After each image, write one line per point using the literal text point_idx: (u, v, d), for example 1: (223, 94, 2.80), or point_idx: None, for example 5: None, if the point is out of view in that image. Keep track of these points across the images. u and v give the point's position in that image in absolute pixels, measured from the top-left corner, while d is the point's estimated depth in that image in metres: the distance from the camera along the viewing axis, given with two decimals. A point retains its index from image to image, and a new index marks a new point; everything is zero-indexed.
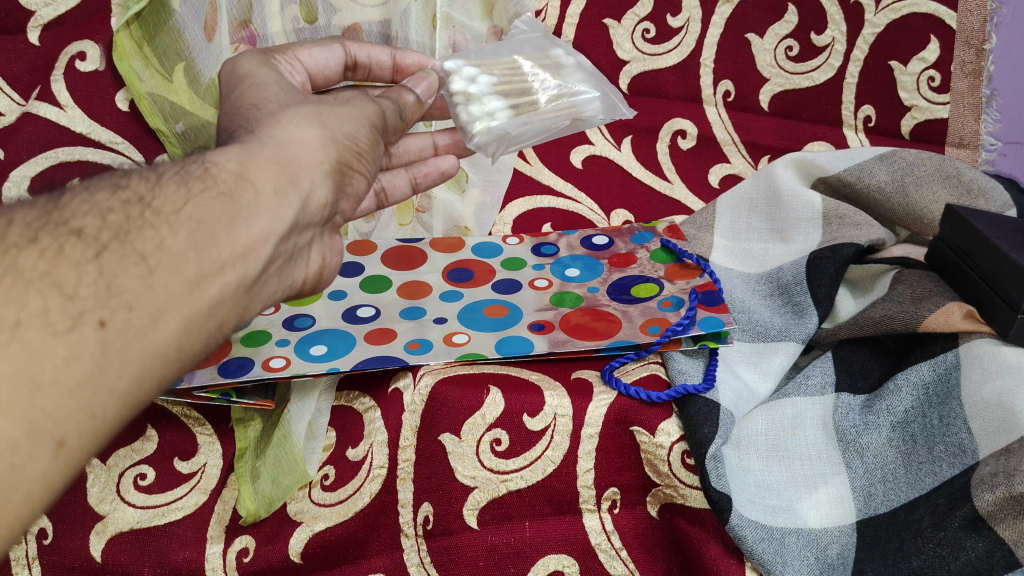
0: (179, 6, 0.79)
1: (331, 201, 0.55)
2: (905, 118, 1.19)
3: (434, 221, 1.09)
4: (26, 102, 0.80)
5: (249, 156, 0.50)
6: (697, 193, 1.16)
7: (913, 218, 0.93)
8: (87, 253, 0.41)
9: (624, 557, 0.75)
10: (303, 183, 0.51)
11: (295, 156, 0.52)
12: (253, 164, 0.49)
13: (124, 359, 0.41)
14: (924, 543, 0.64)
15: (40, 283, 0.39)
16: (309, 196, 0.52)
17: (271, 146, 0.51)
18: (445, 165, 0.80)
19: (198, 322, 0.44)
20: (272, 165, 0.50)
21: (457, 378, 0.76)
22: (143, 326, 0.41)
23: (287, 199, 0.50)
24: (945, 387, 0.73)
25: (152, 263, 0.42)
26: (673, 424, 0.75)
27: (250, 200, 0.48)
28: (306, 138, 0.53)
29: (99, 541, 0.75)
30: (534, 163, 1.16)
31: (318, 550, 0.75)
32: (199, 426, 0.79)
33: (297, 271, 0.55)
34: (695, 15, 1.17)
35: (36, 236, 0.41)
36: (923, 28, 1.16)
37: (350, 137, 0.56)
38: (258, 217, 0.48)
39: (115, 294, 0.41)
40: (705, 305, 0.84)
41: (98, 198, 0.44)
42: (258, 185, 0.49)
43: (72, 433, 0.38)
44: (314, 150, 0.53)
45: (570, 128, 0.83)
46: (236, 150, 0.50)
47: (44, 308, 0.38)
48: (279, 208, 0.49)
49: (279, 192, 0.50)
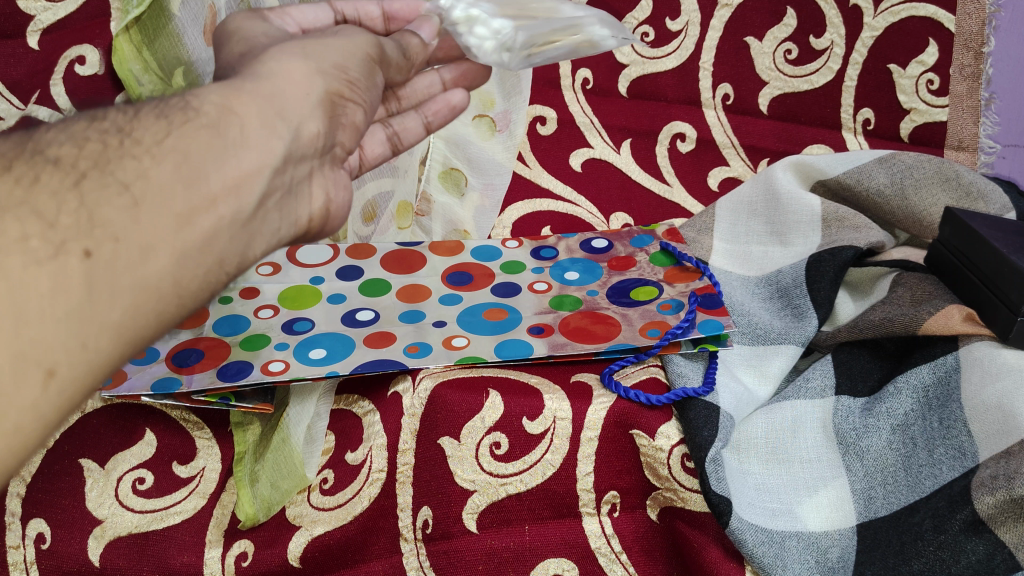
0: (179, 10, 0.79)
1: (329, 137, 0.54)
2: (905, 122, 1.18)
3: (434, 225, 1.11)
4: (25, 106, 0.80)
5: (231, 91, 0.49)
6: (697, 197, 1.16)
7: (912, 220, 0.92)
8: (66, 181, 0.41)
9: (624, 561, 0.74)
10: (291, 115, 0.50)
11: (282, 89, 0.50)
12: (236, 97, 0.48)
13: (113, 288, 0.41)
14: (924, 547, 0.64)
15: (18, 209, 0.39)
16: (300, 128, 0.51)
17: (255, 82, 0.50)
18: (455, 99, 0.74)
19: (193, 257, 0.45)
20: (257, 99, 0.49)
21: (457, 382, 0.76)
22: (132, 256, 0.42)
23: (274, 131, 0.49)
24: (945, 390, 0.73)
25: (136, 193, 0.42)
26: (673, 428, 0.74)
27: (236, 134, 0.47)
28: (291, 72, 0.52)
29: (97, 545, 0.74)
30: (534, 167, 1.17)
31: (317, 554, 0.74)
32: (199, 430, 0.80)
33: (301, 206, 0.54)
34: (695, 19, 1.18)
35: (11, 165, 0.41)
36: (922, 31, 1.15)
37: (341, 68, 0.54)
38: (247, 150, 0.47)
39: (98, 223, 0.41)
40: (705, 308, 0.84)
41: (75, 129, 0.45)
42: (244, 118, 0.48)
43: (63, 362, 0.39)
44: (299, 83, 0.51)
45: (579, 51, 0.74)
46: (218, 85, 0.49)
47: (24, 234, 0.39)
48: (269, 140, 0.48)
49: (265, 123, 0.48)
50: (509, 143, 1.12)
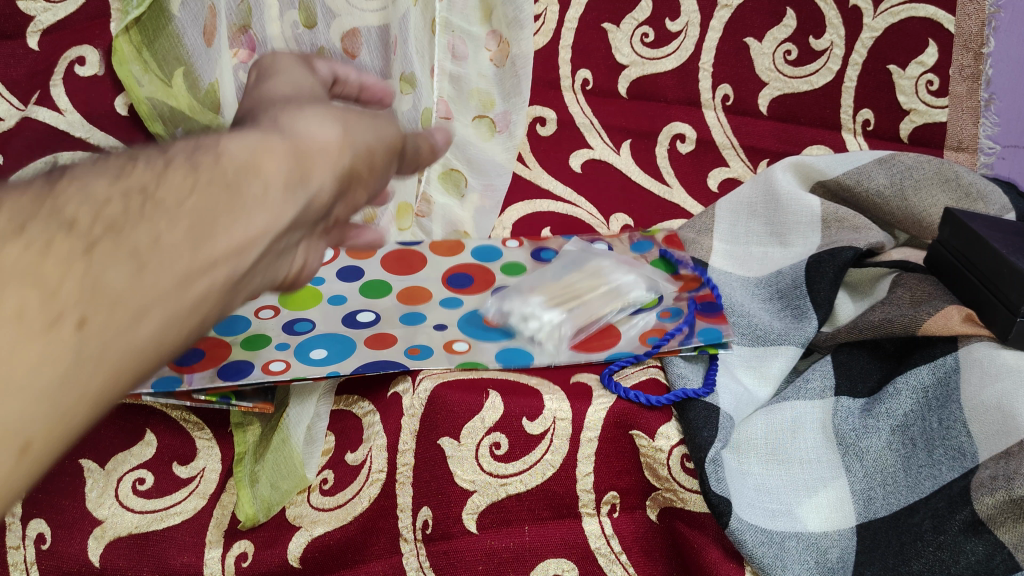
0: (179, 11, 0.79)
1: (330, 206, 0.52)
2: (905, 122, 1.18)
3: (434, 227, 1.11)
4: (25, 106, 0.80)
5: (265, 145, 0.48)
6: (697, 197, 1.16)
7: (911, 220, 0.92)
8: (77, 248, 0.39)
9: (624, 561, 0.74)
10: (311, 180, 0.49)
11: (315, 148, 0.50)
12: (266, 154, 0.47)
13: (100, 359, 0.39)
14: (924, 547, 0.64)
15: (21, 279, 0.37)
16: (315, 196, 0.49)
17: (282, 136, 0.49)
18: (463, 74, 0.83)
19: (179, 321, 0.42)
20: (288, 156, 0.48)
21: (457, 383, 0.76)
22: (124, 323, 0.40)
23: (292, 197, 0.48)
24: (945, 391, 0.73)
25: (145, 260, 0.41)
26: (673, 428, 0.75)
27: (255, 194, 0.46)
28: (326, 136, 0.51)
29: (97, 546, 0.74)
30: (534, 167, 1.17)
31: (317, 555, 0.74)
32: (199, 430, 0.80)
33: (284, 266, 0.52)
34: (695, 19, 1.18)
35: (25, 226, 0.39)
36: (922, 31, 1.15)
37: (370, 149, 0.53)
38: (261, 211, 0.46)
39: (103, 292, 0.39)
40: (704, 313, 0.85)
41: (97, 186, 0.43)
42: (269, 178, 0.46)
43: (38, 437, 0.36)
44: (331, 149, 0.50)
45: None
46: (255, 135, 0.48)
47: (21, 306, 0.36)
48: (284, 205, 0.47)
49: (286, 187, 0.47)
50: (508, 143, 1.11)
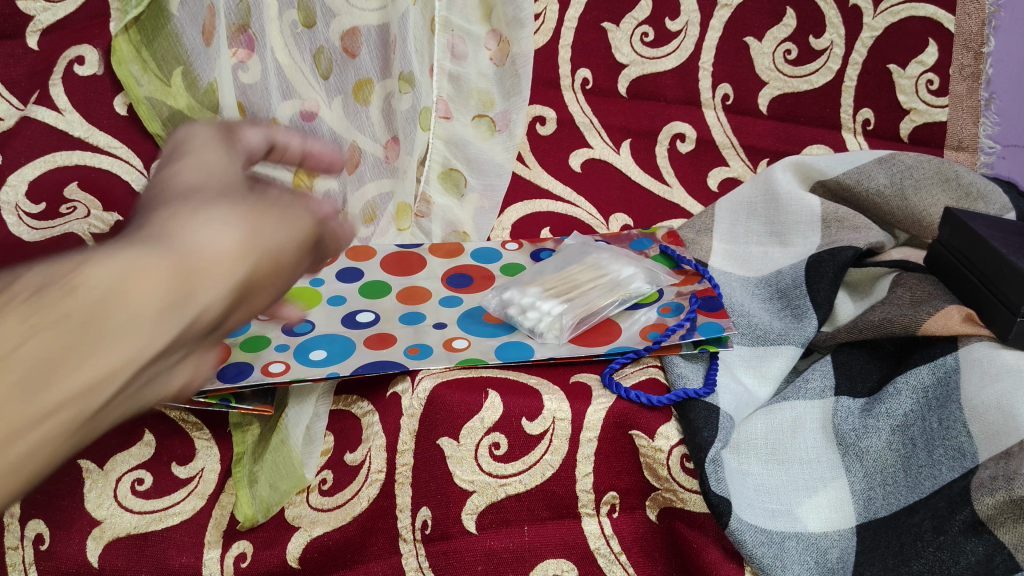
0: (176, 10, 0.81)
1: (222, 320, 0.42)
2: (905, 122, 1.18)
3: (434, 226, 1.09)
4: (25, 106, 0.79)
5: (138, 256, 0.39)
6: (697, 197, 1.16)
7: (911, 220, 0.92)
8: None
9: (624, 561, 0.74)
10: (194, 299, 0.39)
11: (200, 258, 0.40)
12: (138, 272, 0.38)
13: None
14: (924, 547, 0.64)
15: None
16: (201, 315, 0.40)
17: (159, 246, 0.40)
18: None
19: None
20: (164, 273, 0.39)
21: (456, 382, 0.76)
22: None
23: (167, 323, 0.39)
24: (945, 391, 0.73)
25: None
26: (673, 428, 0.75)
27: (113, 327, 0.37)
28: (219, 243, 0.41)
29: (96, 546, 0.73)
30: (534, 167, 1.17)
31: (315, 556, 0.74)
32: (198, 431, 0.80)
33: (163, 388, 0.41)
34: (695, 19, 1.18)
35: None
36: (922, 31, 1.15)
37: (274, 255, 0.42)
38: (117, 347, 0.37)
39: None
40: (705, 310, 0.84)
41: None
42: (135, 305, 0.37)
43: None
44: (222, 257, 0.41)
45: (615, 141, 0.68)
46: (126, 245, 0.39)
47: None
48: (157, 332, 0.38)
49: (161, 312, 0.38)
50: (508, 143, 1.12)
